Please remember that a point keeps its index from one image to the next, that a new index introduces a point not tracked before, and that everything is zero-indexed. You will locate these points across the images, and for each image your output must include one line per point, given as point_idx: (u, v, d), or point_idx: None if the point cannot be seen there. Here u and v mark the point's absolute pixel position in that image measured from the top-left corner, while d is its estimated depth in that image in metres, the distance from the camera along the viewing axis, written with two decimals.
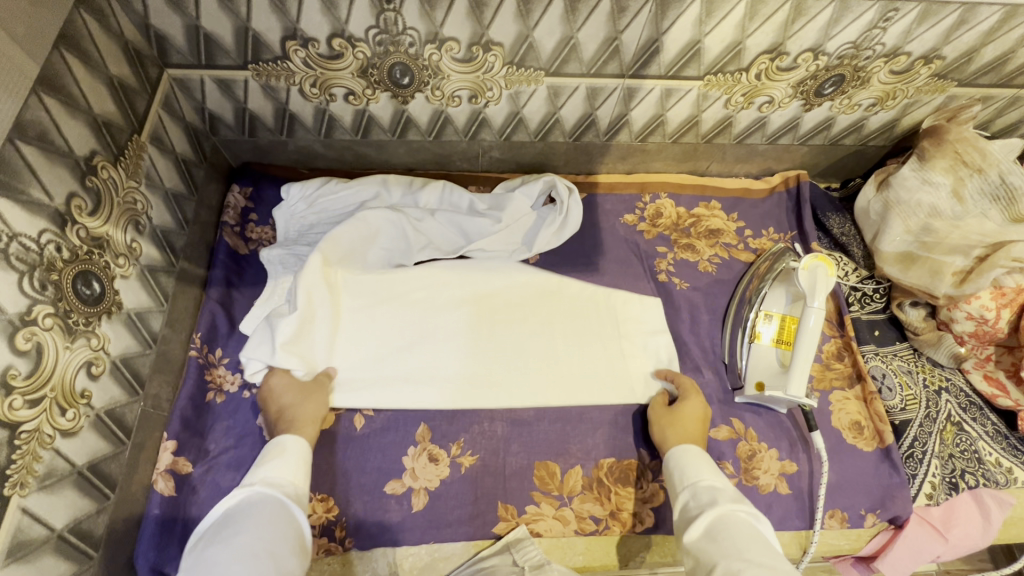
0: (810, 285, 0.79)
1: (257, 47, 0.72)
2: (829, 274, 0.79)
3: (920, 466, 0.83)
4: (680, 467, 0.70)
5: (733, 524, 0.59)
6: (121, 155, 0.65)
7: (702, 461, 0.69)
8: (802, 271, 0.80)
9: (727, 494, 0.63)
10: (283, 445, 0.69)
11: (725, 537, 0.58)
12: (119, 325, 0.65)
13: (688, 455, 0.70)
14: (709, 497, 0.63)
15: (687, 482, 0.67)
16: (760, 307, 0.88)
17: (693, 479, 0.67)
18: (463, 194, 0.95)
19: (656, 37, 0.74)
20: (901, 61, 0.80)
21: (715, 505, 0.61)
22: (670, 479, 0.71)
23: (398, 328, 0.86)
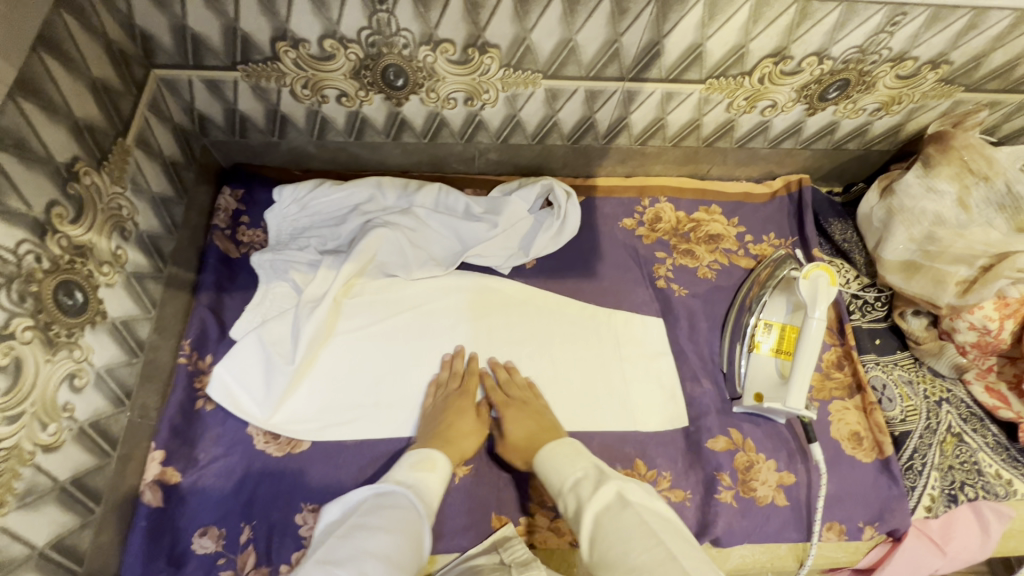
0: (811, 295, 0.78)
1: (246, 48, 0.70)
2: (830, 285, 0.78)
3: (919, 478, 0.82)
4: (545, 468, 0.70)
5: (609, 517, 0.60)
6: (105, 160, 0.63)
7: (561, 456, 0.70)
8: (803, 281, 0.79)
9: (586, 485, 0.65)
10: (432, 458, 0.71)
11: (613, 533, 0.58)
12: (104, 335, 0.64)
13: (547, 453, 0.71)
14: (578, 498, 0.64)
15: (558, 488, 0.68)
16: (760, 316, 0.87)
17: (559, 480, 0.68)
18: (459, 197, 0.93)
19: (657, 40, 0.72)
20: (908, 66, 0.78)
21: (591, 501, 0.62)
22: (547, 484, 0.70)
23: (391, 339, 0.87)
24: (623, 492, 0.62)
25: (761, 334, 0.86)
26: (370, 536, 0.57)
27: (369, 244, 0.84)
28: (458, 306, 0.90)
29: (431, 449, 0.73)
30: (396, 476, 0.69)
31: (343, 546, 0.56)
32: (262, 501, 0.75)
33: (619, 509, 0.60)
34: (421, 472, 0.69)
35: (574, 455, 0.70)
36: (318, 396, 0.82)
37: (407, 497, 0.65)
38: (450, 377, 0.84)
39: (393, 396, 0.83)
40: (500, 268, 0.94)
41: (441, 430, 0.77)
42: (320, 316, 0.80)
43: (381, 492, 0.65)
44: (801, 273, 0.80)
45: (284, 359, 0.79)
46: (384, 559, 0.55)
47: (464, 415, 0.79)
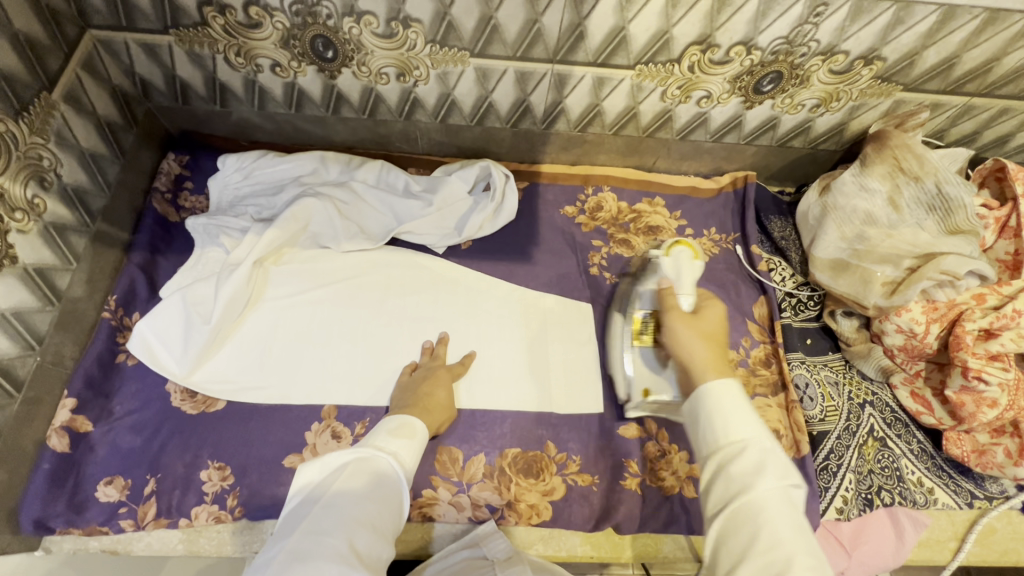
0: (676, 271, 0.74)
1: (175, 11, 0.72)
2: (692, 259, 0.76)
3: (833, 479, 0.81)
4: (711, 415, 0.53)
5: (772, 512, 0.47)
6: (24, 111, 0.65)
7: (739, 406, 0.53)
8: (665, 259, 0.76)
9: (775, 462, 0.49)
10: (413, 426, 0.67)
11: (763, 527, 0.47)
12: (13, 279, 0.66)
13: (720, 398, 0.53)
14: (749, 474, 0.49)
15: (724, 440, 0.51)
16: (638, 311, 0.81)
17: (737, 436, 0.51)
18: (399, 174, 0.95)
19: (579, 22, 0.72)
20: (839, 60, 0.77)
21: (758, 485, 0.48)
22: (696, 434, 0.54)
23: (316, 308, 0.88)
24: (795, 481, 0.49)
25: (648, 325, 0.79)
26: (356, 504, 0.55)
27: (297, 213, 0.86)
28: (389, 281, 0.91)
29: (408, 415, 0.69)
30: (375, 440, 0.63)
31: (329, 516, 0.54)
32: (170, 454, 0.76)
33: (787, 502, 0.48)
34: (402, 439, 0.64)
35: (750, 407, 0.53)
36: (238, 359, 0.83)
37: (390, 462, 0.60)
38: (434, 355, 0.85)
39: (313, 365, 0.84)
40: (433, 247, 0.95)
41: (417, 399, 0.76)
42: (241, 279, 0.81)
43: (366, 454, 0.60)
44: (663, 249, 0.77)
45: (202, 319, 0.80)
46: (371, 530, 0.54)
47: (442, 388, 0.80)
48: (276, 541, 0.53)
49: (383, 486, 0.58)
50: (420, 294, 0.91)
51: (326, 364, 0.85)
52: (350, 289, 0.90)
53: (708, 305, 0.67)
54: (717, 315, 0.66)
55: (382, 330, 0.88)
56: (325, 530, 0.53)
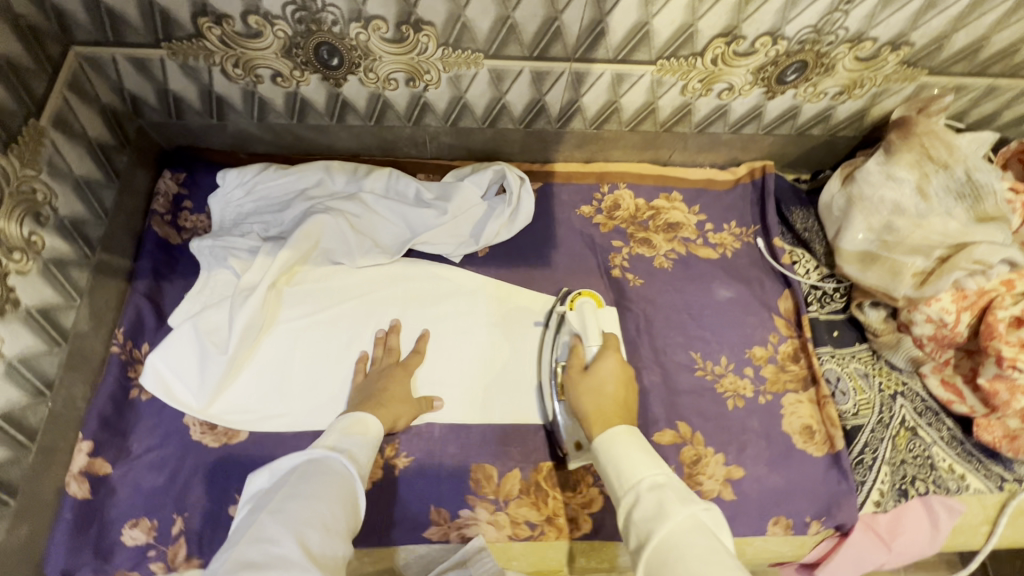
0: (581, 323, 0.78)
1: (166, 24, 0.67)
2: (597, 307, 0.80)
3: (869, 473, 0.81)
4: (614, 463, 0.60)
5: (680, 538, 0.52)
6: (13, 141, 0.61)
7: (638, 451, 0.60)
8: (571, 312, 0.80)
9: (671, 495, 0.55)
10: (366, 423, 0.68)
11: (674, 557, 0.50)
12: (17, 325, 0.62)
13: (618, 443, 0.61)
14: (654, 510, 0.55)
15: (628, 485, 0.58)
16: (558, 360, 0.81)
17: (636, 479, 0.58)
18: (410, 181, 0.90)
19: (600, 18, 0.69)
20: (867, 47, 0.75)
21: (665, 519, 0.53)
22: (608, 482, 0.61)
23: (334, 327, 0.84)
24: (698, 505, 0.54)
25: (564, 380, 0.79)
26: (303, 506, 0.55)
27: (308, 231, 0.82)
28: (407, 295, 0.88)
29: (364, 412, 0.70)
30: (329, 441, 0.64)
31: (277, 522, 0.53)
32: (196, 492, 0.73)
33: (698, 529, 0.52)
34: (356, 436, 0.66)
35: (649, 449, 0.61)
36: (257, 387, 0.80)
37: (342, 461, 0.61)
38: (388, 355, 0.82)
39: (334, 389, 0.81)
40: (450, 256, 0.91)
41: (375, 394, 0.75)
42: (256, 303, 0.77)
43: (320, 456, 0.61)
44: (568, 305, 0.81)
45: (218, 349, 0.77)
46: (322, 528, 0.54)
47: (398, 383, 0.79)
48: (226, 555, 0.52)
49: (337, 484, 0.58)
50: (439, 307, 0.88)
51: (348, 386, 0.81)
52: (367, 307, 0.86)
53: (603, 359, 0.73)
54: (612, 365, 0.72)
55: (403, 346, 0.85)
56: (273, 534, 0.52)
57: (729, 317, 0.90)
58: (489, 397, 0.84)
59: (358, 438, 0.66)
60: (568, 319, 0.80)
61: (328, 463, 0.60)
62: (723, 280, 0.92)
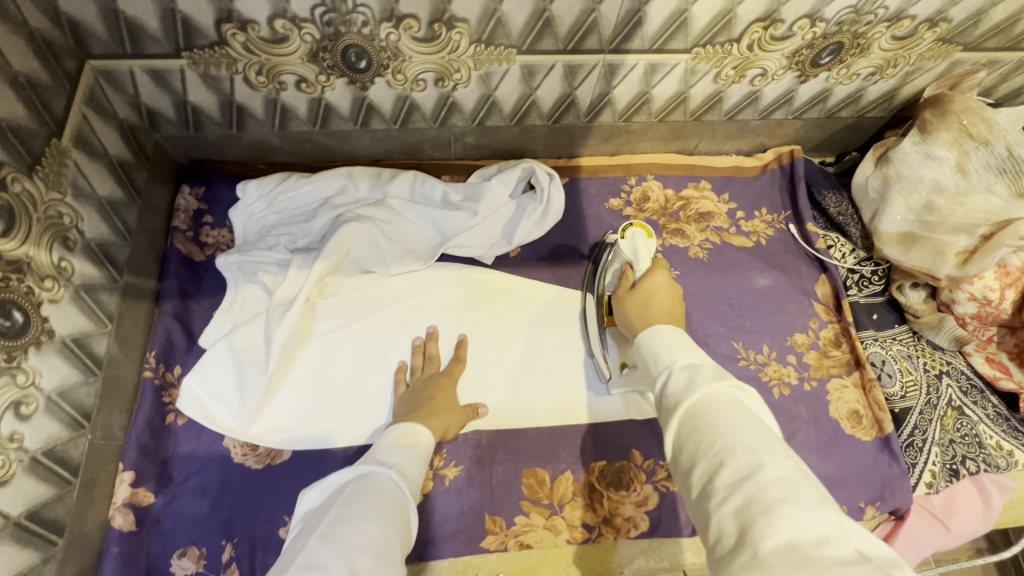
0: (634, 251, 0.78)
1: (189, 32, 0.64)
2: (648, 238, 0.79)
3: (920, 455, 0.80)
4: (652, 351, 0.56)
5: (717, 405, 0.47)
6: (37, 164, 0.57)
7: (677, 340, 0.55)
8: (623, 241, 0.79)
9: (706, 371, 0.50)
10: (416, 434, 0.66)
11: (704, 424, 0.46)
12: (53, 356, 0.59)
13: (660, 337, 0.56)
14: (685, 381, 0.50)
15: (663, 364, 0.53)
16: (604, 291, 0.81)
17: (668, 358, 0.53)
18: (436, 184, 0.88)
19: (638, 7, 0.67)
20: (905, 25, 0.74)
21: (696, 388, 0.48)
22: (645, 371, 0.57)
23: (370, 338, 0.82)
24: (734, 383, 0.49)
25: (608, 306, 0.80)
26: (352, 525, 0.51)
27: (340, 241, 0.79)
28: (442, 301, 0.85)
29: (412, 422, 0.68)
30: (377, 456, 0.62)
31: (328, 543, 0.49)
32: (242, 516, 0.71)
33: (731, 399, 0.47)
34: (404, 448, 0.63)
35: (691, 341, 0.56)
36: (297, 404, 0.77)
37: (391, 477, 0.58)
38: (428, 364, 0.80)
39: (375, 401, 0.79)
40: (483, 258, 0.89)
41: (424, 403, 0.73)
42: (293, 318, 0.75)
43: (368, 473, 0.58)
44: (619, 235, 0.80)
45: (257, 368, 0.74)
46: (373, 553, 0.49)
47: (447, 392, 0.77)
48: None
49: (387, 505, 0.55)
50: (475, 310, 0.86)
51: (390, 397, 0.79)
52: (400, 314, 0.84)
53: (652, 277, 0.73)
54: (662, 279, 0.72)
55: (444, 353, 0.83)
56: (324, 563, 0.47)
57: (768, 306, 0.89)
58: (535, 399, 0.82)
59: (406, 449, 0.64)
60: (619, 249, 0.80)
61: (378, 482, 0.57)
62: (761, 269, 0.91)
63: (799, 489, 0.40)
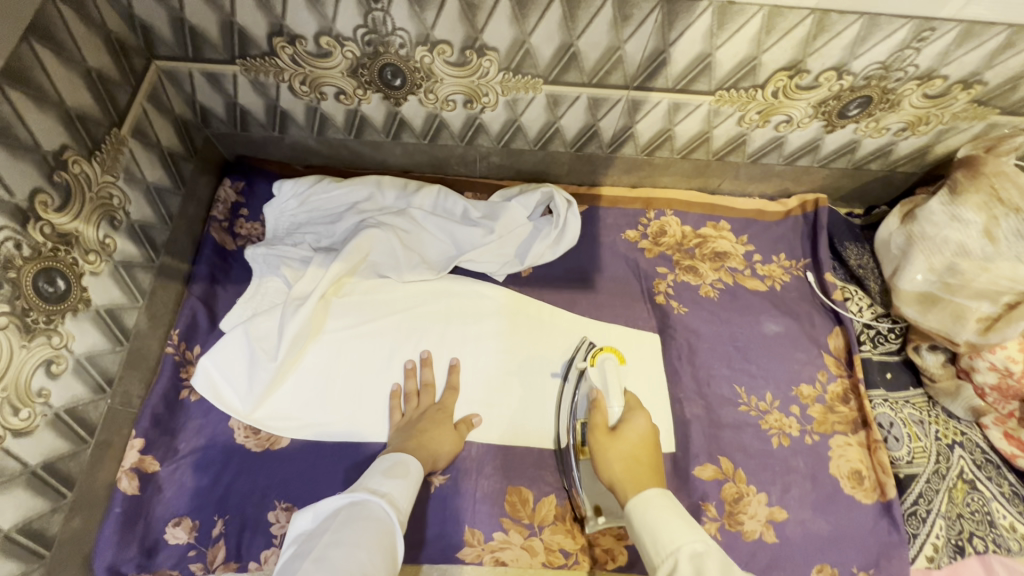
0: (604, 382, 0.79)
1: (243, 42, 0.70)
2: (618, 364, 0.82)
3: (922, 526, 0.77)
4: (650, 524, 0.56)
5: None
6: (97, 149, 0.64)
7: (672, 514, 0.56)
8: (593, 369, 0.81)
9: (714, 561, 0.52)
10: (408, 467, 0.67)
11: None
12: (87, 323, 0.64)
13: (656, 504, 0.58)
14: (694, 574, 0.51)
15: (666, 552, 0.54)
16: (580, 418, 0.79)
17: (670, 543, 0.54)
18: (458, 200, 0.92)
19: (663, 48, 0.69)
20: (936, 84, 0.73)
21: None
22: (642, 556, 0.56)
23: (378, 340, 0.85)
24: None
25: (583, 435, 0.78)
26: (343, 553, 0.53)
27: (360, 244, 0.83)
28: (449, 312, 0.88)
29: (407, 455, 0.69)
30: (369, 483, 0.64)
31: (320, 569, 0.52)
32: (236, 496, 0.74)
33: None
34: (396, 478, 0.65)
35: (683, 514, 0.57)
36: (301, 395, 0.80)
37: (382, 505, 0.61)
38: (423, 392, 0.81)
39: (373, 401, 0.82)
40: (495, 274, 0.91)
41: (415, 435, 0.75)
42: (308, 312, 0.79)
43: (362, 500, 0.61)
44: (590, 360, 0.82)
45: (268, 355, 0.78)
46: None
47: (444, 424, 0.78)
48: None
49: (377, 530, 0.57)
50: (480, 325, 0.88)
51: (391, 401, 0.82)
52: (409, 320, 0.87)
53: (631, 419, 0.72)
54: (643, 424, 0.71)
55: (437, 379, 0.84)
56: None
57: (775, 352, 0.87)
58: (528, 419, 0.83)
59: (400, 480, 0.66)
60: (590, 376, 0.81)
61: (369, 510, 0.59)
62: (772, 315, 0.90)
63: None
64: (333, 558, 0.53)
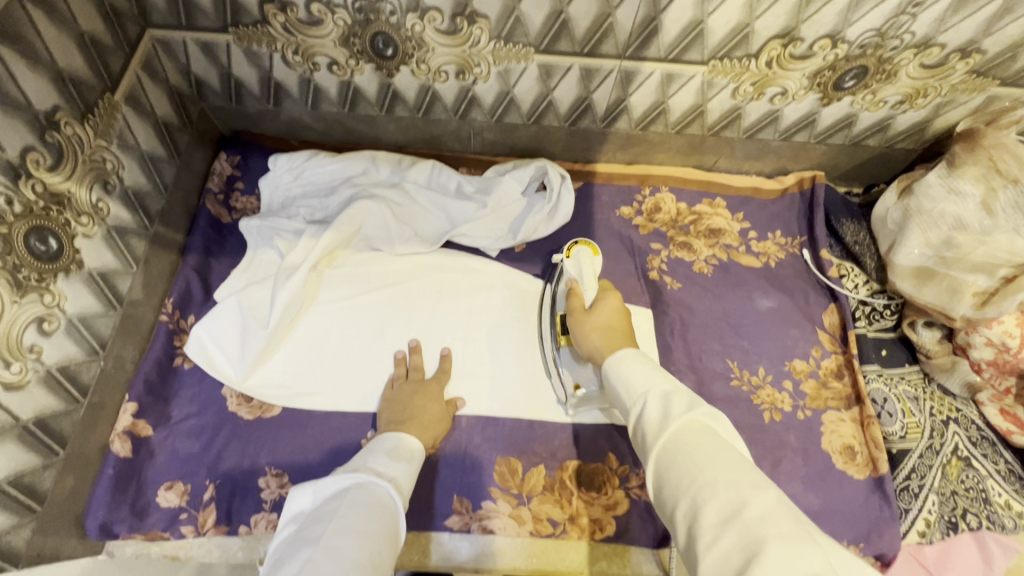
0: (579, 270, 0.84)
1: (236, 9, 0.70)
2: (592, 256, 0.86)
3: (915, 500, 0.76)
4: (623, 381, 0.57)
5: (688, 440, 0.47)
6: (90, 113, 0.65)
7: (643, 367, 0.57)
8: (569, 260, 0.85)
9: (681, 398, 0.51)
10: (411, 448, 0.67)
11: (684, 458, 0.46)
12: (80, 285, 0.65)
13: (627, 365, 0.58)
14: (662, 411, 0.51)
15: (637, 394, 0.54)
16: (558, 312, 0.83)
17: (641, 388, 0.54)
18: (451, 175, 0.92)
19: (654, 15, 0.68)
20: (933, 53, 0.72)
21: (669, 421, 0.49)
22: (618, 403, 0.57)
23: (370, 312, 0.85)
24: (707, 415, 0.49)
25: (563, 326, 0.82)
26: (354, 541, 0.49)
27: (351, 215, 0.83)
28: (441, 285, 0.88)
29: (406, 433, 0.70)
30: (374, 465, 0.61)
31: (332, 559, 0.46)
32: (227, 461, 0.75)
33: (705, 432, 0.48)
34: (401, 461, 0.64)
35: (655, 366, 0.57)
36: (292, 364, 0.81)
37: (388, 489, 0.58)
38: (414, 372, 0.81)
39: (364, 372, 0.82)
40: (487, 250, 0.91)
41: (416, 413, 0.74)
42: (298, 281, 0.79)
43: (368, 482, 0.57)
44: (567, 253, 0.86)
45: (259, 324, 0.79)
46: (371, 568, 0.47)
47: (433, 399, 0.78)
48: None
49: (384, 520, 0.53)
50: (473, 298, 0.88)
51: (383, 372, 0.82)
52: (402, 293, 0.87)
53: (603, 297, 0.77)
54: (615, 301, 0.76)
55: (431, 355, 0.84)
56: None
57: (769, 328, 0.87)
58: (519, 392, 0.83)
59: (404, 464, 0.64)
60: (565, 267, 0.85)
61: (376, 496, 0.56)
62: (766, 291, 0.89)
63: (792, 534, 0.38)
64: (345, 546, 0.48)
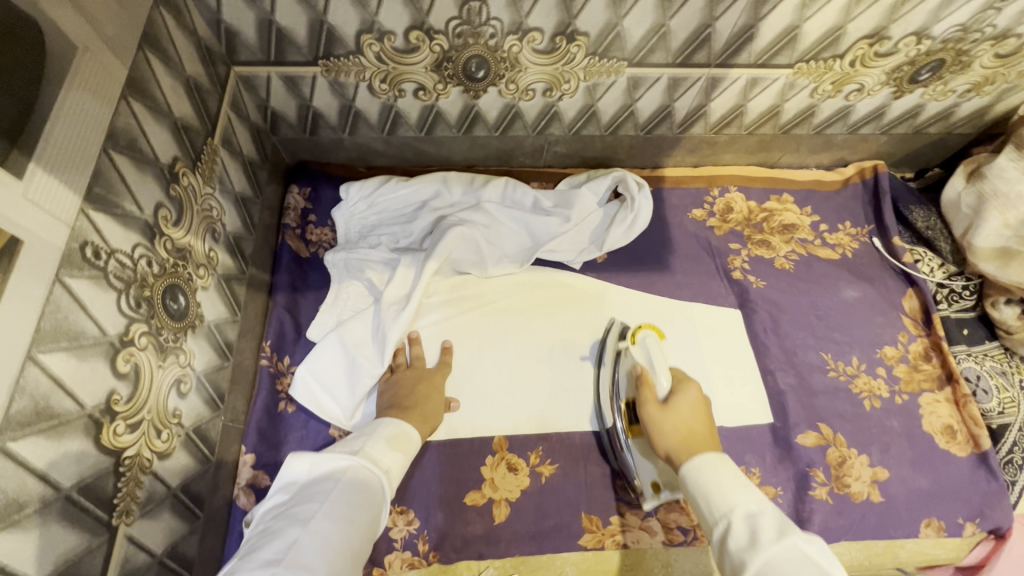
0: (647, 357, 0.77)
1: (330, 42, 0.68)
2: (658, 340, 0.80)
3: (1020, 473, 0.80)
4: (704, 488, 0.57)
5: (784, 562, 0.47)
6: (198, 160, 0.62)
7: (726, 475, 0.57)
8: (634, 348, 0.79)
9: (768, 522, 0.51)
10: (406, 439, 0.63)
11: None
12: (202, 340, 0.63)
13: (708, 468, 0.58)
14: (749, 537, 0.50)
15: (719, 513, 0.54)
16: (621, 397, 0.77)
17: (730, 501, 0.54)
18: (527, 190, 0.90)
19: (752, 24, 0.69)
20: (1010, 43, 0.75)
21: (758, 548, 0.49)
22: (698, 514, 0.57)
23: (469, 338, 0.84)
24: (799, 536, 0.48)
25: (630, 416, 0.76)
26: (340, 527, 0.48)
27: (445, 245, 0.82)
28: (532, 302, 0.88)
29: (408, 425, 0.65)
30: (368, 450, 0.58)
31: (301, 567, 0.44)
32: None
33: (800, 559, 0.47)
34: (397, 452, 0.60)
35: (738, 476, 0.57)
36: None
37: (380, 478, 0.55)
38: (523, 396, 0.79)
39: (474, 399, 0.81)
40: (571, 262, 0.91)
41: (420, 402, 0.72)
42: (407, 317, 0.77)
43: (361, 465, 0.55)
44: (631, 339, 0.80)
45: (370, 363, 0.77)
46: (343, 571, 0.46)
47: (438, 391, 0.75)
48: (250, 570, 0.44)
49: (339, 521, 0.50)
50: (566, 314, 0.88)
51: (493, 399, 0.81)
52: (497, 315, 0.86)
53: (681, 389, 0.71)
54: (692, 392, 0.70)
55: (534, 376, 0.83)
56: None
57: (856, 318, 0.89)
58: None
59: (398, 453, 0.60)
60: (631, 354, 0.79)
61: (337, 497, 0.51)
62: (849, 281, 0.92)
63: None
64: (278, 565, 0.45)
